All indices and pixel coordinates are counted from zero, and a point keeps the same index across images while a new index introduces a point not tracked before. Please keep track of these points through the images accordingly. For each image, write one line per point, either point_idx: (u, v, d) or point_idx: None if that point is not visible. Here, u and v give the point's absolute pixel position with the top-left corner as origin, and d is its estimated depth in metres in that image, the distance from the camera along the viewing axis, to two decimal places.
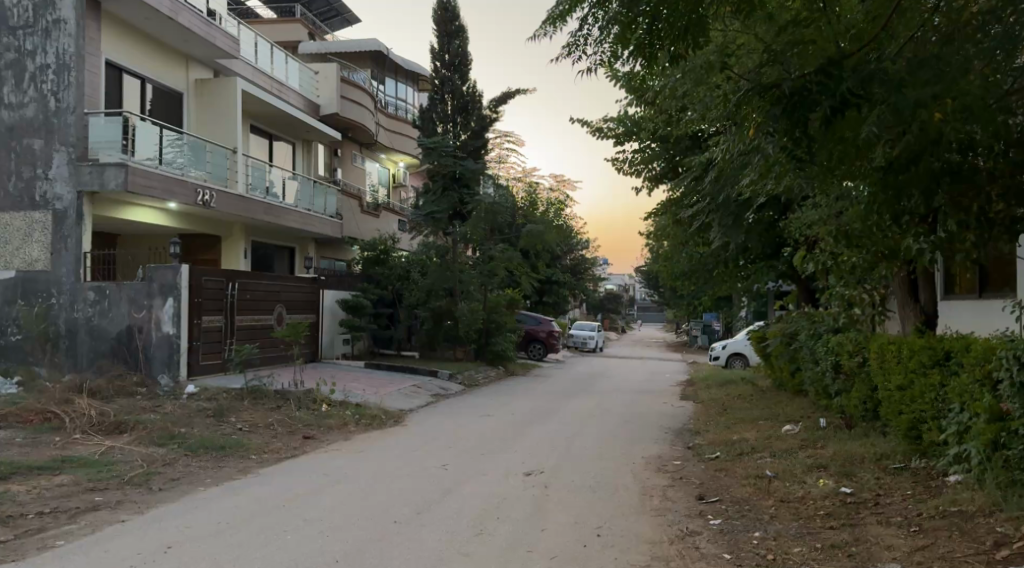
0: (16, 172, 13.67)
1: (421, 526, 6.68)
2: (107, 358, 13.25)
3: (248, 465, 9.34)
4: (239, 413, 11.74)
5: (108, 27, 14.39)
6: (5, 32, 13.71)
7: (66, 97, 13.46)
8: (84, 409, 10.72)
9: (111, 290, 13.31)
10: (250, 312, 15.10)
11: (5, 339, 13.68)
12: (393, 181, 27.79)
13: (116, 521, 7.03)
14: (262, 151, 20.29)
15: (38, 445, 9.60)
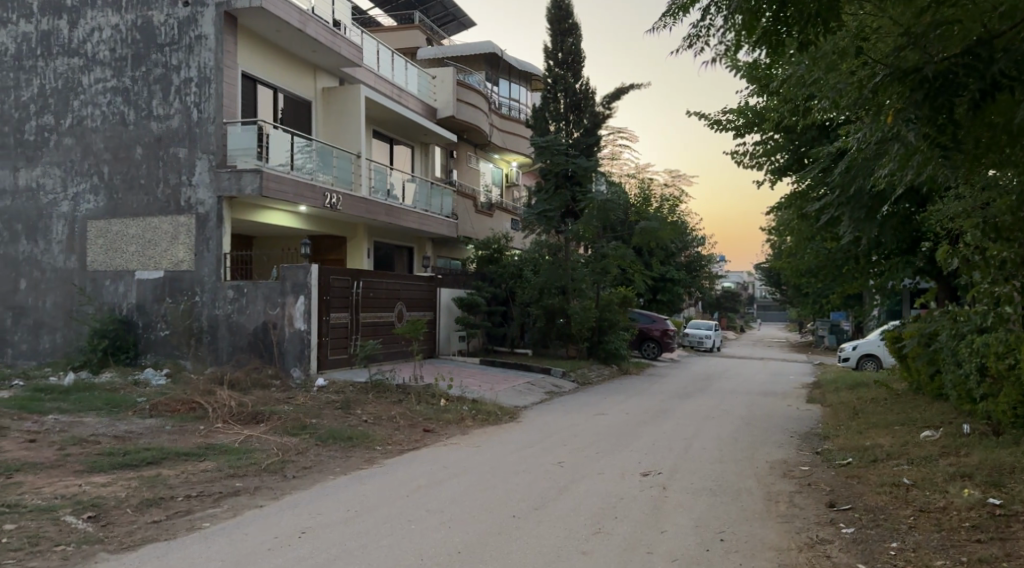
0: (164, 179, 14.68)
1: (540, 522, 6.71)
2: (245, 352, 14.05)
3: (374, 456, 9.71)
4: (364, 406, 12.20)
5: (244, 41, 15.23)
6: (155, 49, 14.80)
7: (207, 108, 14.41)
8: (224, 400, 11.43)
9: (248, 288, 14.11)
10: (374, 310, 15.65)
11: (155, 334, 14.75)
12: (506, 180, 28.11)
13: (255, 506, 7.45)
14: (382, 154, 20.98)
15: (184, 433, 10.30)
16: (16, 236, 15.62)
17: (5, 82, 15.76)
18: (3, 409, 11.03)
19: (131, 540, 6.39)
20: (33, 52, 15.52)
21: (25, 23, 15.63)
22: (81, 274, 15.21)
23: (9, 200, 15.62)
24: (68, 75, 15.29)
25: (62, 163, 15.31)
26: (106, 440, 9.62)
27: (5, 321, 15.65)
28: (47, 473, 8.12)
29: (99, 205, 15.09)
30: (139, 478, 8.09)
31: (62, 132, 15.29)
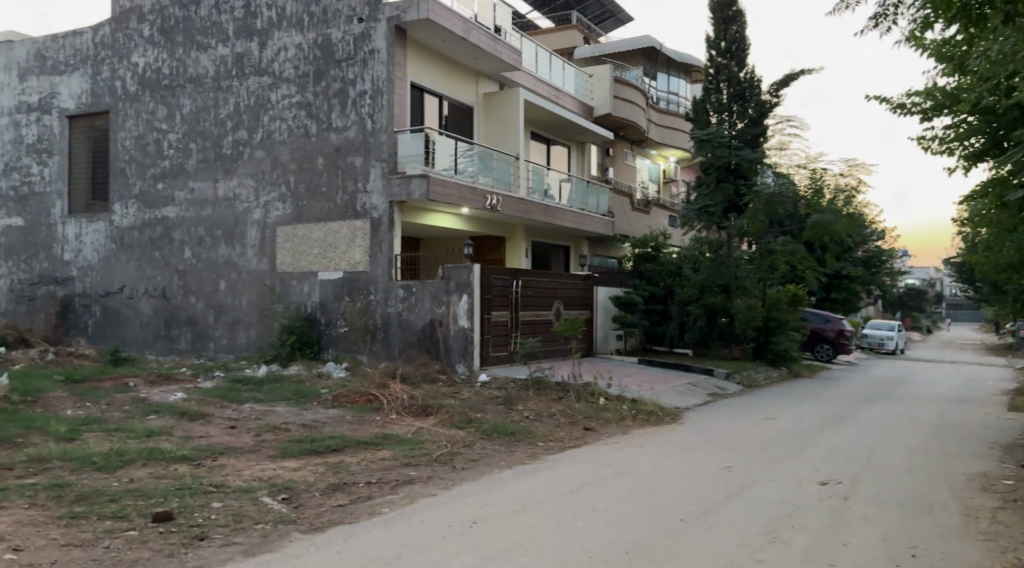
0: (341, 187, 15.65)
1: (710, 527, 6.55)
2: (415, 348, 14.72)
3: (537, 451, 9.85)
4: (526, 402, 12.41)
5: (412, 52, 15.93)
6: (333, 65, 15.80)
7: (380, 119, 15.23)
8: (397, 393, 12.01)
9: (417, 287, 14.77)
10: (533, 308, 15.91)
11: (335, 330, 15.77)
12: (665, 176, 27.67)
13: (428, 495, 7.78)
14: (540, 154, 21.29)
15: (362, 423, 10.94)
16: (216, 242, 17.10)
17: (205, 101, 17.21)
18: (207, 397, 12.20)
19: (320, 522, 6.86)
20: (230, 73, 16.95)
21: (222, 47, 17.08)
22: (271, 275, 16.49)
23: (210, 209, 17.14)
24: (259, 93, 16.61)
25: (254, 174, 16.66)
26: (296, 427, 10.39)
27: (207, 318, 17.18)
28: (246, 456, 8.89)
29: (286, 212, 16.31)
30: (325, 464, 8.69)
31: (254, 146, 16.63)
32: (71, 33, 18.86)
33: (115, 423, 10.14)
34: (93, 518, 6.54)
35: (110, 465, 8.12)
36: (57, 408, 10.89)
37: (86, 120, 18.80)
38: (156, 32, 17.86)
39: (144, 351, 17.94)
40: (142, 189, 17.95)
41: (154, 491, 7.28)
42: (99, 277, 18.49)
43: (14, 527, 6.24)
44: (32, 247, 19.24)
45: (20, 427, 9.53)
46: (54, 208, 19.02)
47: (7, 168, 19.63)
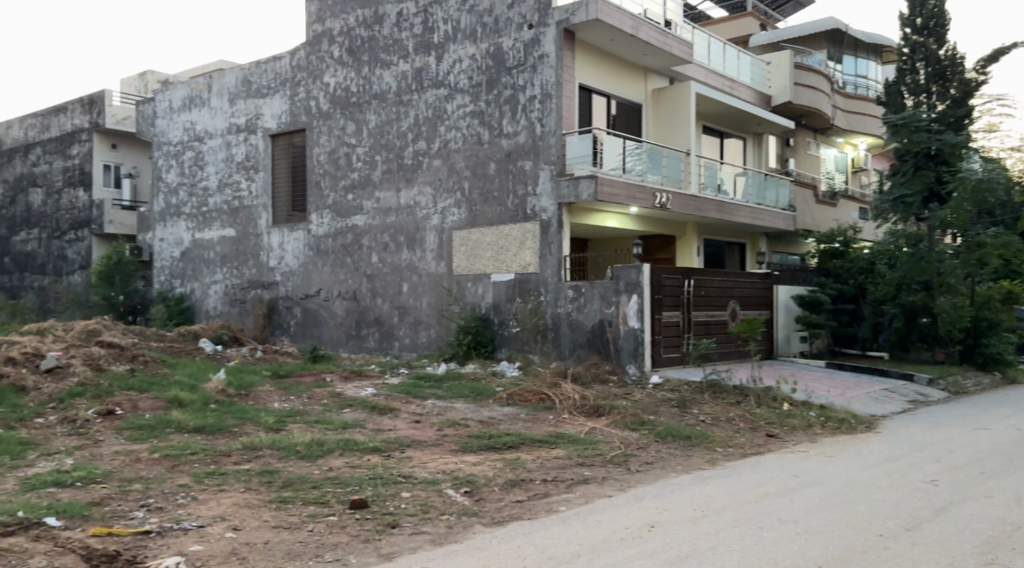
0: (512, 191, 16.01)
1: (914, 544, 6.05)
2: (585, 348, 14.77)
3: (716, 457, 9.56)
4: (702, 406, 12.09)
5: (580, 53, 16.01)
6: (504, 72, 16.19)
7: (549, 123, 15.43)
8: (569, 393, 12.09)
9: (586, 288, 14.81)
10: (707, 308, 15.48)
11: (507, 330, 16.15)
12: (853, 166, 25.99)
13: (605, 496, 7.77)
14: (713, 149, 20.70)
15: (537, 422, 11.13)
16: (399, 247, 18.03)
17: (388, 115, 18.21)
18: (393, 393, 12.90)
19: (501, 516, 7.04)
20: (410, 87, 17.82)
21: (403, 62, 17.98)
22: (448, 278, 17.15)
23: (394, 216, 18.11)
24: (436, 105, 17.34)
25: (432, 182, 17.41)
26: (474, 424, 10.76)
27: (393, 319, 18.15)
28: (430, 450, 9.31)
29: (461, 217, 16.91)
30: (503, 460, 8.92)
31: (432, 155, 17.38)
32: (272, 58, 20.60)
33: (315, 415, 10.97)
34: (298, 503, 7.09)
35: (312, 454, 8.79)
36: (266, 401, 11.94)
37: (286, 138, 20.48)
38: (345, 52, 19.11)
39: (338, 349, 19.25)
40: (334, 199, 19.30)
41: (350, 479, 7.79)
42: (298, 281, 20.07)
43: (233, 508, 6.89)
44: (242, 255, 21.22)
45: (236, 417, 10.54)
46: (260, 219, 20.87)
47: (221, 184, 21.76)
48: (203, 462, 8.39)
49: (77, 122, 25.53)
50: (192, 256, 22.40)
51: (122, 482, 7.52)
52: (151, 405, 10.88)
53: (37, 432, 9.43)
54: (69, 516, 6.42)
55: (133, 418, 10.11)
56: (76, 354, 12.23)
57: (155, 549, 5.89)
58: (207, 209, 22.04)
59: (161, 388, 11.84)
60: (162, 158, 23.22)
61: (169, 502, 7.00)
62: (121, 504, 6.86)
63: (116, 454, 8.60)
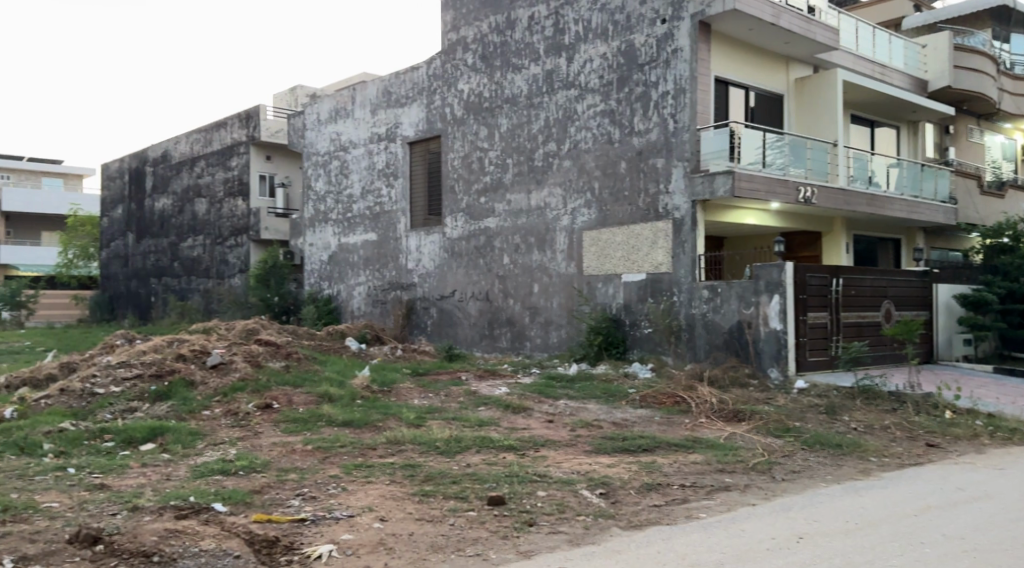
0: (644, 190, 15.78)
1: None
2: (722, 351, 14.34)
3: (869, 467, 9.01)
4: (852, 412, 11.45)
5: (715, 45, 15.58)
6: (636, 69, 15.99)
7: (683, 118, 15.10)
8: (707, 396, 11.77)
9: (723, 288, 14.37)
10: (857, 309, 14.65)
11: (639, 331, 15.92)
12: (1021, 153, 23.84)
13: (748, 504, 7.50)
14: (862, 140, 19.57)
15: (673, 425, 10.90)
16: (530, 248, 18.19)
17: (520, 119, 18.41)
18: (527, 392, 13.03)
19: (638, 520, 6.95)
20: (541, 90, 17.93)
21: (534, 65, 18.11)
22: (579, 278, 17.11)
23: (525, 217, 18.28)
24: (567, 106, 17.36)
25: (563, 183, 17.43)
26: (608, 425, 10.67)
27: (524, 319, 18.32)
28: (564, 450, 9.32)
29: (592, 217, 16.83)
30: (638, 462, 8.79)
31: (562, 155, 17.41)
32: (410, 69, 21.33)
33: (452, 413, 11.24)
34: (439, 497, 7.29)
35: (450, 450, 9.01)
36: (407, 398, 12.36)
37: (423, 144, 21.14)
38: (479, 59, 19.48)
39: (472, 349, 19.66)
40: (468, 203, 19.72)
41: (488, 476, 7.93)
42: (435, 282, 20.65)
43: (379, 500, 7.17)
44: (383, 258, 22.09)
45: (380, 413, 10.98)
46: (399, 223, 21.64)
47: (364, 191, 22.73)
48: (350, 455, 8.79)
49: (236, 136, 27.42)
50: (338, 260, 23.56)
51: (279, 472, 8.00)
52: (303, 400, 11.52)
53: (204, 423, 10.21)
54: (234, 502, 6.89)
55: (288, 412, 10.73)
56: (238, 351, 13.14)
57: (309, 536, 6.22)
58: (351, 215, 23.10)
59: (312, 384, 12.51)
60: (311, 168, 24.57)
61: (322, 492, 7.38)
62: (279, 492, 7.30)
63: (273, 445, 9.16)
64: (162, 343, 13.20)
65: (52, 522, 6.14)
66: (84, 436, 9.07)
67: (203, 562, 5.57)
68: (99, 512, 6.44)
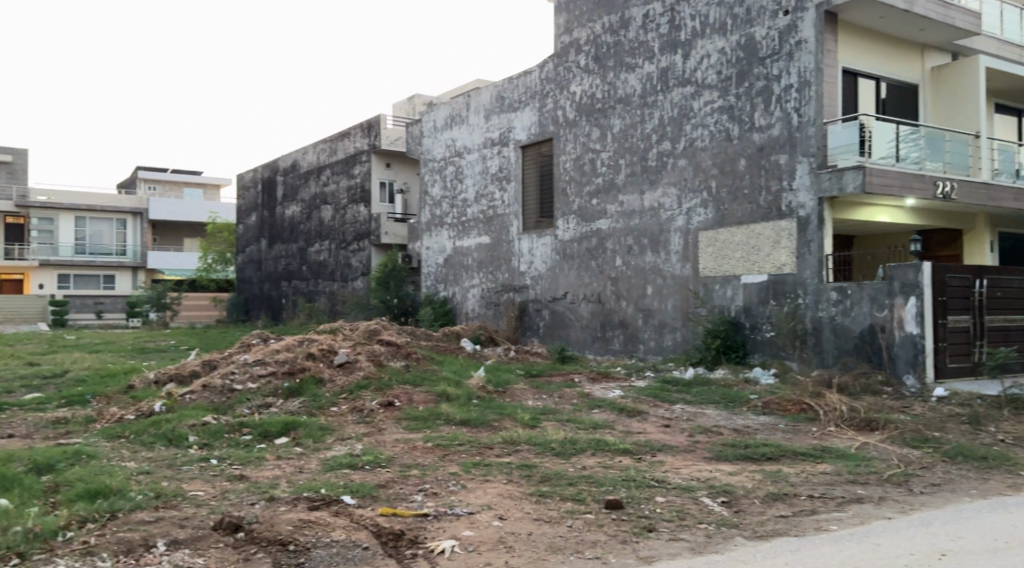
0: (766, 187, 15.27)
1: None
2: (852, 356, 13.69)
3: (1019, 482, 8.35)
4: (999, 423, 10.66)
5: (843, 35, 14.90)
6: (757, 63, 15.51)
7: (808, 112, 14.52)
8: (836, 403, 11.25)
9: (853, 289, 13.71)
10: (1004, 312, 13.66)
11: (761, 334, 15.40)
12: None
13: (883, 517, 7.11)
14: (1007, 130, 18.22)
15: (798, 433, 10.49)
16: (643, 249, 17.94)
17: (633, 118, 18.20)
18: (643, 396, 12.87)
19: (764, 530, 6.72)
20: (655, 88, 17.67)
21: (649, 64, 17.86)
22: (695, 279, 16.74)
23: (638, 218, 18.05)
24: (683, 103, 17.02)
25: (678, 183, 17.11)
26: (729, 431, 10.39)
27: (637, 321, 18.09)
28: (683, 455, 9.14)
29: (709, 217, 16.42)
30: (762, 471, 8.51)
31: (678, 154, 17.09)
32: (523, 73, 21.49)
33: (567, 414, 11.25)
34: (556, 498, 7.30)
35: (566, 452, 9.02)
36: (521, 398, 12.48)
37: (535, 148, 21.25)
38: (592, 60, 19.40)
39: (584, 351, 19.59)
40: (580, 205, 19.67)
41: (605, 479, 7.87)
42: (546, 284, 20.71)
43: (498, 498, 7.26)
44: (496, 260, 22.37)
45: (496, 413, 11.12)
46: (511, 226, 21.86)
47: (477, 195, 23.10)
48: (469, 453, 8.95)
49: (358, 145, 28.47)
50: (452, 263, 24.05)
51: (402, 467, 8.24)
52: (423, 399, 11.82)
53: (332, 419, 10.65)
54: (361, 495, 7.15)
55: (408, 410, 11.05)
56: (361, 351, 13.63)
57: (432, 531, 6.37)
58: (465, 219, 23.54)
59: (430, 384, 12.81)
60: (427, 174, 25.21)
61: (443, 488, 7.55)
62: (402, 487, 7.52)
63: (396, 442, 9.45)
64: (292, 342, 13.87)
65: (198, 509, 6.56)
66: (224, 429, 9.64)
67: (335, 552, 5.81)
68: (239, 501, 6.83)
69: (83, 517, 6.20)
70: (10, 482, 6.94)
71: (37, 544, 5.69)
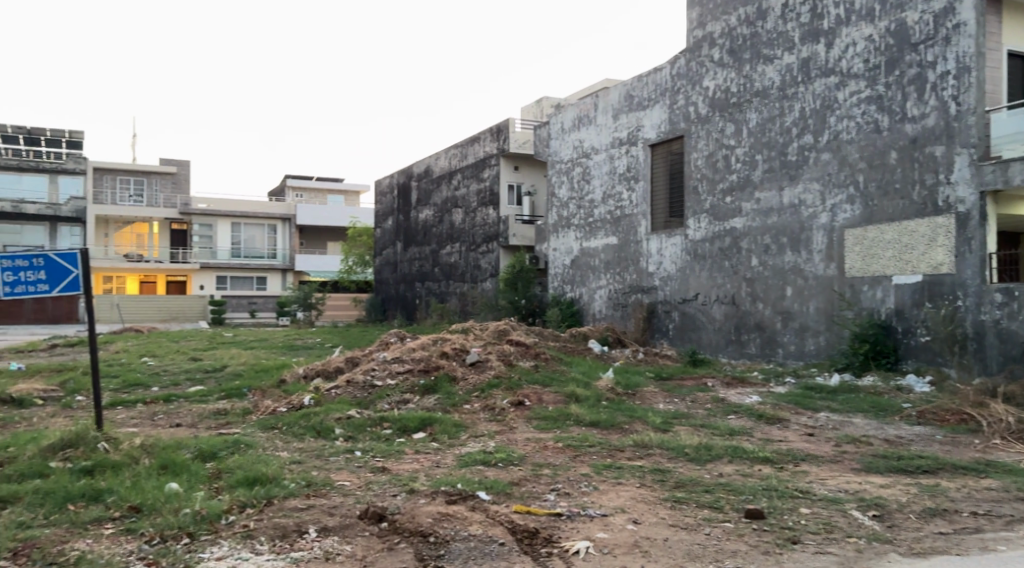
0: (920, 181, 14.32)
1: None
2: (1020, 364, 12.61)
3: None
4: None
5: (1009, 14, 13.75)
6: (909, 50, 14.57)
7: (967, 99, 13.49)
8: (1002, 415, 10.39)
9: (1020, 291, 12.62)
10: None
11: (914, 339, 14.46)
12: None
13: None
14: None
15: (957, 445, 9.76)
16: (782, 248, 17.25)
17: (771, 112, 17.55)
18: (782, 402, 12.37)
19: (921, 547, 6.29)
20: (796, 80, 16.95)
21: (788, 55, 17.14)
22: (840, 280, 15.92)
23: (776, 216, 17.38)
24: (826, 95, 16.23)
25: (820, 178, 16.33)
26: (879, 442, 9.81)
27: (776, 324, 17.42)
28: (828, 466, 8.70)
29: (855, 214, 15.58)
30: (918, 485, 7.98)
31: (820, 149, 16.32)
32: (653, 70, 21.15)
33: (701, 419, 10.97)
34: (693, 505, 7.14)
35: (701, 458, 8.79)
36: (653, 402, 12.29)
37: (666, 146, 20.86)
38: (726, 54, 18.84)
39: (717, 354, 19.04)
40: (713, 203, 19.15)
41: (744, 488, 7.62)
42: (677, 285, 20.30)
43: (632, 501, 7.19)
44: (624, 261, 22.14)
45: (626, 415, 11.01)
46: (640, 226, 21.58)
47: (605, 196, 22.96)
48: (600, 455, 8.90)
49: (488, 149, 28.95)
50: (580, 264, 24.03)
51: (534, 466, 8.30)
52: (552, 399, 11.87)
53: (465, 417, 10.90)
54: (496, 492, 7.27)
55: (538, 409, 11.13)
56: (492, 351, 13.85)
57: (566, 531, 6.38)
58: (593, 220, 23.46)
59: (560, 384, 12.86)
60: (555, 176, 25.32)
61: (575, 489, 7.56)
62: (535, 486, 7.58)
63: (527, 441, 9.53)
64: (427, 342, 14.28)
65: (344, 498, 6.88)
66: (367, 423, 10.06)
67: (473, 546, 5.93)
68: (382, 492, 7.11)
69: (243, 502, 6.64)
70: (179, 467, 7.53)
71: (204, 525, 6.14)
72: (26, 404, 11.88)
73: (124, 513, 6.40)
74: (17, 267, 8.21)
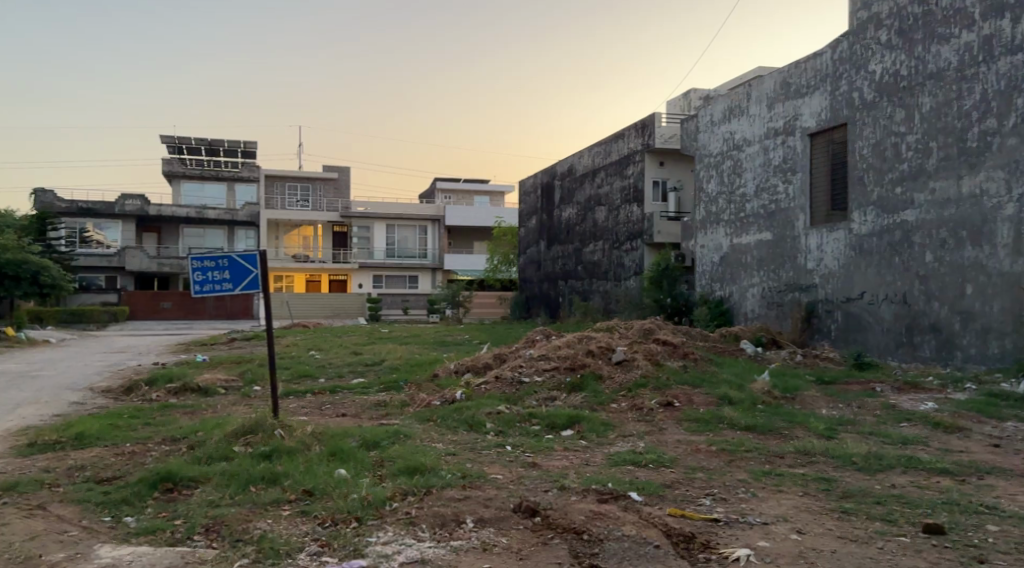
0: None
1: None
2: None
3: None
4: None
5: None
6: None
7: None
8: None
9: None
10: None
11: None
12: None
13: None
14: None
15: None
16: (961, 242, 15.92)
17: (948, 95, 16.24)
18: (961, 410, 11.42)
19: None
20: (977, 59, 15.60)
21: (967, 32, 15.80)
22: None
23: (954, 208, 16.07)
24: (1013, 74, 14.83)
25: (1006, 165, 14.94)
26: None
27: (954, 325, 16.12)
28: (1019, 480, 7.94)
29: None
30: None
31: (1006, 133, 14.95)
32: (812, 56, 20.11)
33: (869, 427, 10.32)
34: (862, 517, 6.73)
35: (870, 467, 8.27)
36: (813, 406, 11.69)
37: (825, 135, 19.79)
38: (895, 34, 17.62)
39: (886, 357, 17.87)
40: (880, 195, 17.97)
41: (921, 501, 7.09)
42: (839, 283, 19.23)
43: (794, 510, 6.87)
44: (780, 258, 21.24)
45: (785, 420, 10.53)
46: (798, 221, 20.59)
47: (758, 190, 22.10)
48: (758, 461, 8.57)
49: (633, 146, 28.60)
50: (730, 262, 23.28)
51: (687, 469, 8.12)
52: (703, 400, 11.57)
53: (614, 415, 10.83)
54: (648, 493, 7.16)
55: (690, 411, 10.87)
56: (639, 350, 13.67)
57: (724, 537, 6.19)
58: (744, 215, 22.65)
59: (712, 385, 12.51)
60: (703, 170, 24.65)
61: (732, 494, 7.32)
62: (689, 489, 7.41)
63: (679, 442, 9.34)
64: (574, 340, 14.30)
65: (498, 491, 7.03)
66: (517, 419, 10.22)
67: (627, 546, 5.88)
68: (535, 487, 7.20)
69: (405, 490, 6.93)
70: (346, 455, 7.97)
71: (370, 510, 6.47)
72: (210, 392, 12.96)
73: (299, 496, 6.83)
74: (205, 267, 9.00)
